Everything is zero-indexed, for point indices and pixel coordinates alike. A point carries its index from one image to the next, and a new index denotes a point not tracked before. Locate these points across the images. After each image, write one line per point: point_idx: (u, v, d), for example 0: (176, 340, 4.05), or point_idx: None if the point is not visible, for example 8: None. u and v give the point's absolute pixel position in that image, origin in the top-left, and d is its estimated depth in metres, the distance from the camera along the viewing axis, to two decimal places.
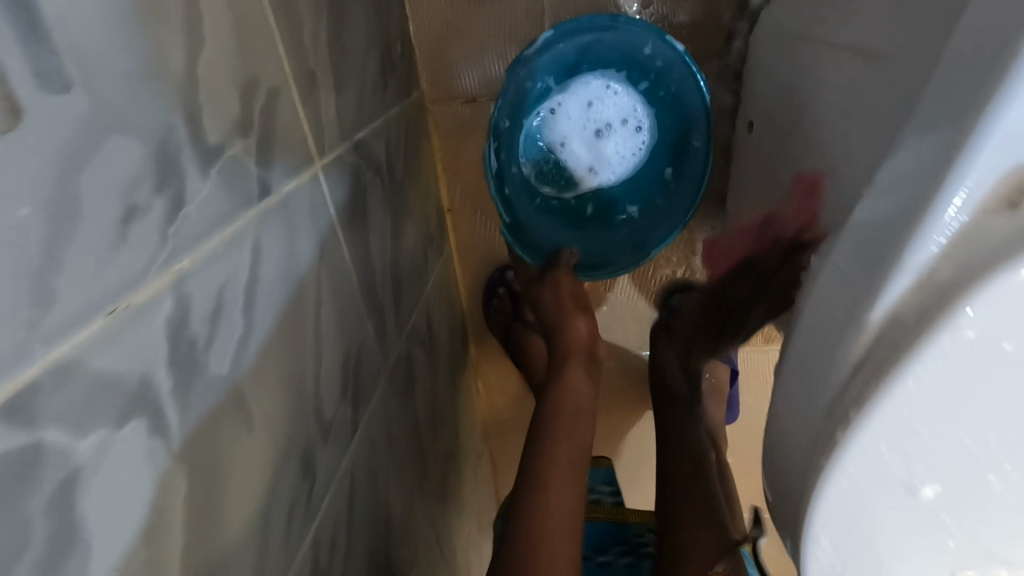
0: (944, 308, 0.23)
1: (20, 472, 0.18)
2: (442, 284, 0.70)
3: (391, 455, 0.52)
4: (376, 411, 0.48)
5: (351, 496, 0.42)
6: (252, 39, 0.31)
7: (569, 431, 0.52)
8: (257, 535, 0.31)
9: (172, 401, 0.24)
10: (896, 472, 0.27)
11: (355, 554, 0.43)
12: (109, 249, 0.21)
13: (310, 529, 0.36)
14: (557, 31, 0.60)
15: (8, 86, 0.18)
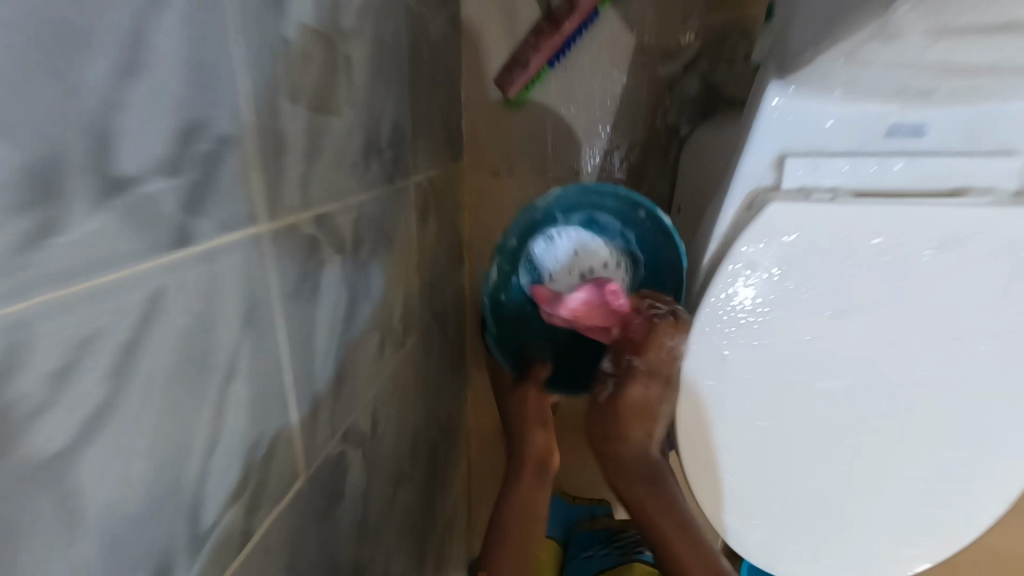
0: (727, 249, 0.56)
1: (312, 245, 0.41)
2: (456, 295, 0.93)
3: (416, 390, 0.72)
4: (413, 349, 0.69)
5: (393, 389, 0.62)
6: (398, 101, 0.59)
7: (522, 505, 0.62)
8: (358, 360, 0.51)
9: (348, 255, 0.48)
10: (718, 347, 0.57)
11: (389, 433, 0.61)
12: (348, 173, 0.47)
13: (375, 384, 0.56)
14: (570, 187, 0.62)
15: (340, 98, 0.45)
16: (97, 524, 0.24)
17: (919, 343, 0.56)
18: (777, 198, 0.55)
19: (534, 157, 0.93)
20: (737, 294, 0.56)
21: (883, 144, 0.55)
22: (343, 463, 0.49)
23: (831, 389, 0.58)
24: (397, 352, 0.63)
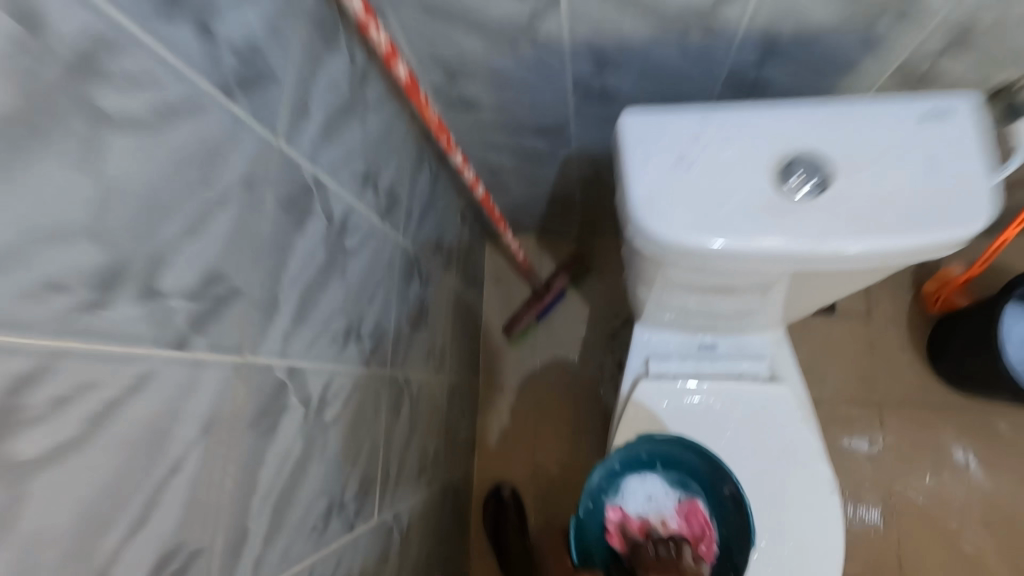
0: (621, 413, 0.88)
1: (400, 387, 0.82)
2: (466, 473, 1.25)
3: (434, 525, 1.00)
4: (435, 490, 1.00)
5: (420, 508, 0.91)
6: (444, 330, 1.06)
7: None
8: (407, 469, 0.85)
9: (411, 402, 0.87)
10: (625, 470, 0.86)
11: (415, 541, 0.89)
12: (417, 359, 0.90)
13: (412, 494, 0.87)
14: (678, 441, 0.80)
15: (420, 322, 0.91)
16: (324, 466, 0.58)
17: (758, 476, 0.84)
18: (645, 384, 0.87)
19: (529, 377, 1.37)
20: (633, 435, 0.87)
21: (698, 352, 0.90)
22: (391, 533, 0.78)
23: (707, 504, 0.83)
24: (426, 483, 0.95)
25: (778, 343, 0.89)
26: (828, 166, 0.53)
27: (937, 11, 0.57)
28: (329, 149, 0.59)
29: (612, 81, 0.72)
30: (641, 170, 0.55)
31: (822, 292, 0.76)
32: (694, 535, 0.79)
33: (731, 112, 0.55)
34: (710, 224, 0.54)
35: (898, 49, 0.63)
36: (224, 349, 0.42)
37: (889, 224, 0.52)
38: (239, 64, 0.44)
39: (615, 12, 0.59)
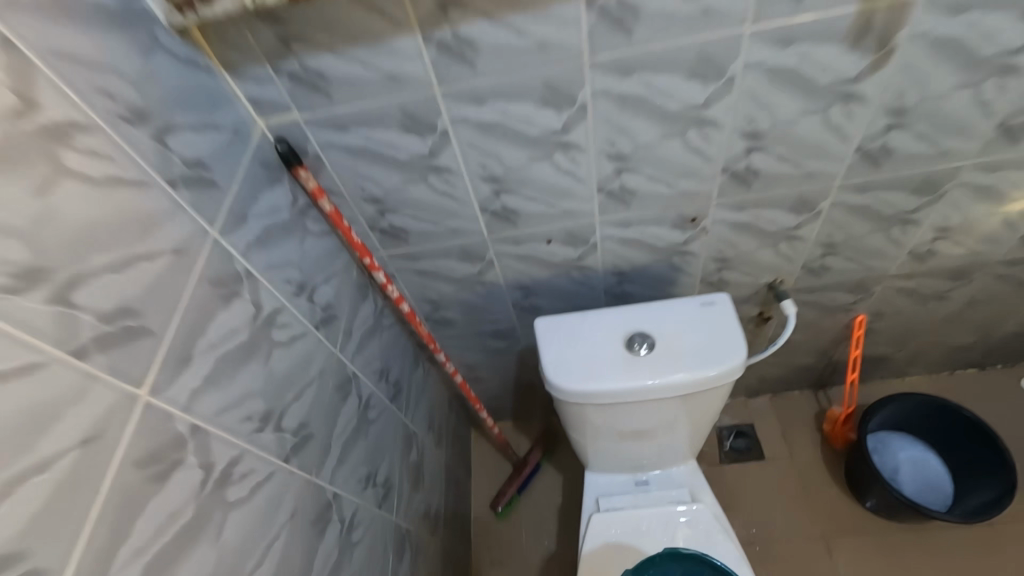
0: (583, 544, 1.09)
1: (402, 535, 1.05)
2: None
3: None
4: None
5: None
6: (438, 498, 1.30)
7: None
8: None
9: (411, 551, 1.09)
10: None
11: None
12: (416, 516, 1.14)
13: None
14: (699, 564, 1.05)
15: (417, 484, 1.18)
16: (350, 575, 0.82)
17: None
18: (599, 514, 1.11)
19: (517, 548, 1.53)
20: (595, 563, 1.06)
21: (636, 488, 1.16)
22: None
23: None
24: None
25: (693, 472, 1.16)
26: (651, 336, 0.92)
27: (701, 251, 1.03)
28: (361, 356, 0.98)
29: (536, 301, 1.16)
30: (548, 350, 0.93)
31: (701, 425, 1.07)
32: None
33: (595, 311, 0.96)
34: (591, 376, 0.89)
35: (694, 270, 1.08)
36: (303, 469, 0.73)
37: (691, 365, 0.88)
38: (321, 313, 0.85)
39: (524, 265, 1.05)
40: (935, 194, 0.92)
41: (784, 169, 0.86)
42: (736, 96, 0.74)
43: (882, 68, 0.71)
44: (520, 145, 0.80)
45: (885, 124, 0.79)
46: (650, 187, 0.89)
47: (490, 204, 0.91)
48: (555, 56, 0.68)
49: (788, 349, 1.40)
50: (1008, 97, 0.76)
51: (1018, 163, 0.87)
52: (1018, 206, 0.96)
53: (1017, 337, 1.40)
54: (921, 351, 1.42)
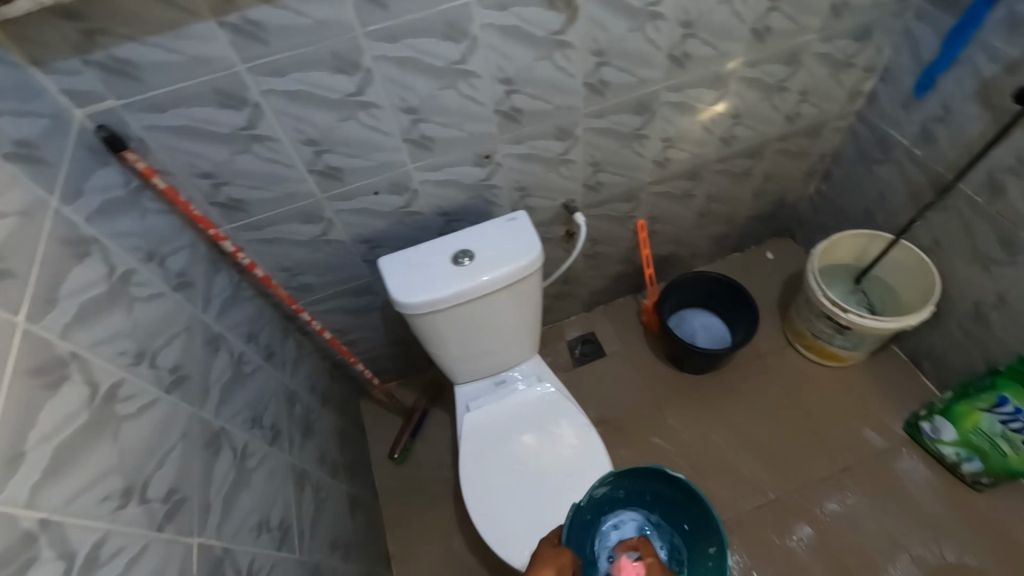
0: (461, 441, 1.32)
1: (302, 474, 1.18)
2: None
3: None
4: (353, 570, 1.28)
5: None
6: (334, 450, 1.44)
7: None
8: (320, 537, 1.16)
9: (315, 489, 1.22)
10: (475, 475, 1.26)
11: None
12: (314, 461, 1.28)
13: (328, 558, 1.17)
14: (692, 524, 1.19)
15: (309, 435, 1.31)
16: (252, 495, 0.95)
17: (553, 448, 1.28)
18: (470, 415, 1.35)
19: (421, 485, 1.70)
20: (472, 451, 1.29)
21: (498, 387, 1.40)
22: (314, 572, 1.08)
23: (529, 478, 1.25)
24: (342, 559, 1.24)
25: (540, 364, 1.43)
26: (470, 251, 1.16)
27: (503, 183, 1.30)
28: (225, 319, 1.09)
29: (383, 252, 1.34)
30: (393, 279, 1.13)
31: (532, 320, 1.34)
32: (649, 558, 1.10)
33: (426, 243, 1.18)
34: (431, 289, 1.11)
35: (503, 200, 1.34)
36: (187, 402, 0.85)
37: (503, 262, 1.14)
38: (177, 279, 0.96)
39: (363, 219, 1.23)
40: (650, 111, 1.27)
41: (539, 105, 1.14)
42: (482, 51, 0.99)
43: (576, 21, 1.01)
44: (327, 109, 0.98)
45: (595, 62, 1.10)
46: (444, 133, 1.12)
47: (316, 165, 1.07)
48: (334, 30, 0.87)
49: (602, 261, 1.75)
50: (663, 35, 1.11)
51: (692, 83, 1.25)
52: (707, 114, 1.35)
53: (754, 220, 1.89)
54: (696, 243, 1.86)
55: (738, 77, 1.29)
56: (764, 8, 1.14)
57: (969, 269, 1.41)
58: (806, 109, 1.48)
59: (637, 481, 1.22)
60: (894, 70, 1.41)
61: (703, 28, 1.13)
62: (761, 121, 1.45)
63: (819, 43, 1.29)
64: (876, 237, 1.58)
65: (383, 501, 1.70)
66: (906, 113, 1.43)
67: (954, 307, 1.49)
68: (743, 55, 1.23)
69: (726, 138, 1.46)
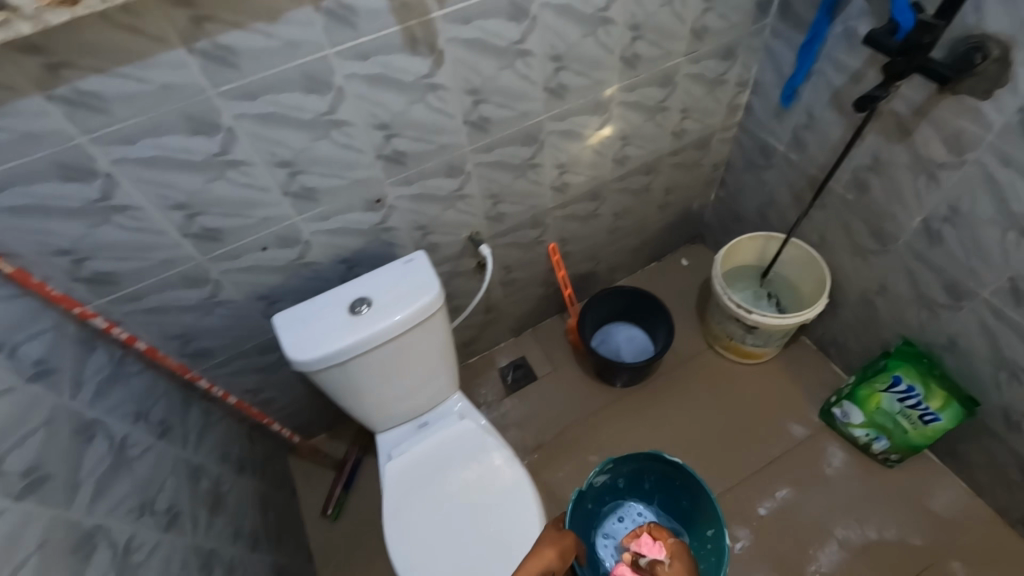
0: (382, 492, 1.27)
1: (208, 555, 1.11)
2: None
3: None
4: None
5: None
6: (253, 519, 1.36)
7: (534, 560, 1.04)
8: None
9: (226, 569, 1.15)
10: (397, 526, 1.22)
11: None
12: (225, 537, 1.20)
13: None
14: (688, 497, 1.48)
15: (219, 510, 1.23)
16: None
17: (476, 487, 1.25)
18: (390, 463, 1.31)
19: (358, 539, 1.63)
20: (394, 501, 1.25)
21: (420, 430, 1.37)
22: None
23: (453, 521, 1.21)
24: None
25: (462, 401, 1.41)
26: (368, 298, 1.14)
27: (400, 224, 1.28)
28: (103, 402, 1.01)
29: (283, 306, 1.29)
30: (288, 338, 1.08)
31: (446, 357, 1.33)
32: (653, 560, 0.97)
33: (320, 293, 1.15)
34: (330, 344, 1.08)
35: (404, 240, 1.33)
36: (46, 506, 0.78)
37: (402, 306, 1.12)
38: (34, 368, 0.88)
39: (254, 276, 1.19)
40: (537, 142, 1.30)
41: (422, 146, 1.14)
42: (350, 100, 0.99)
43: (444, 64, 1.02)
44: (191, 172, 0.95)
45: (471, 101, 1.12)
46: (327, 182, 1.10)
47: (190, 228, 1.03)
48: (181, 94, 0.84)
49: (521, 286, 1.76)
50: (535, 69, 1.14)
51: (574, 111, 1.29)
52: (595, 139, 1.40)
53: (664, 230, 1.97)
54: (612, 259, 1.91)
55: (618, 103, 1.34)
56: (628, 37, 1.19)
57: (852, 261, 1.51)
58: (690, 125, 1.55)
59: (637, 469, 1.52)
60: (763, 83, 1.51)
61: (573, 61, 1.17)
62: (650, 140, 1.51)
63: (688, 65, 1.36)
64: (772, 237, 1.68)
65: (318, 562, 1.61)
66: (779, 122, 1.52)
67: (846, 297, 1.59)
68: (618, 82, 1.28)
69: (619, 158, 1.51)
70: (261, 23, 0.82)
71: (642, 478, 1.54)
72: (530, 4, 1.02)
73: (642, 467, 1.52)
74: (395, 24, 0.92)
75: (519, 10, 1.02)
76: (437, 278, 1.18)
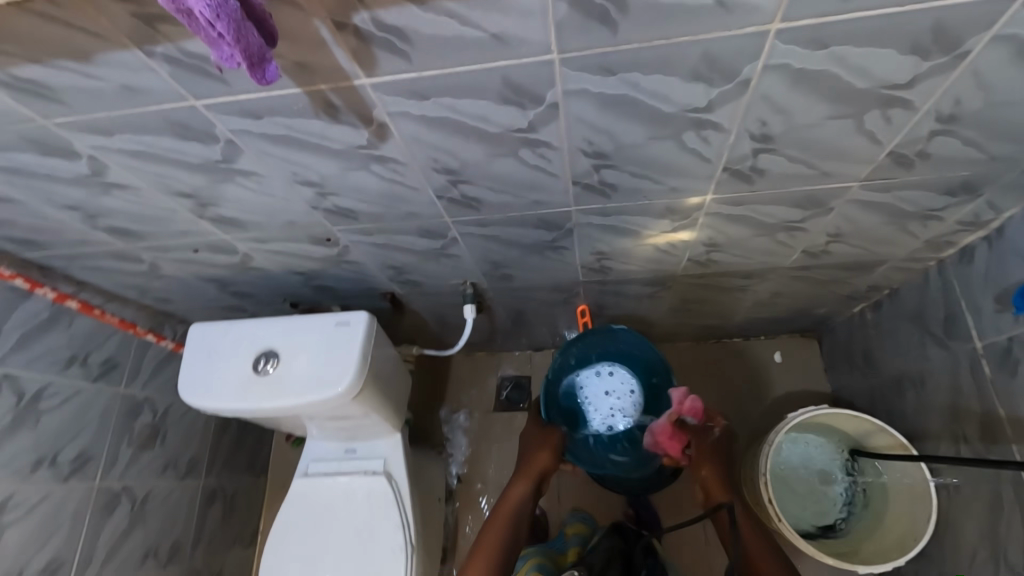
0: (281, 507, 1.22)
1: (111, 496, 1.18)
2: (242, 559, 1.54)
3: None
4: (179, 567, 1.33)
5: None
6: (202, 446, 1.44)
7: (507, 499, 1.02)
8: (129, 555, 1.21)
9: (136, 503, 1.23)
10: (279, 551, 1.17)
11: None
12: (152, 471, 1.28)
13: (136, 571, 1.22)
14: (640, 346, 1.28)
15: (155, 444, 1.30)
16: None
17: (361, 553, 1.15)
18: (300, 483, 1.23)
19: None
20: (287, 524, 1.19)
21: (345, 460, 1.26)
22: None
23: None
24: (162, 566, 1.29)
25: (396, 447, 1.26)
26: (277, 353, 0.96)
27: (364, 260, 1.02)
28: (22, 355, 1.01)
29: (239, 289, 1.16)
30: (190, 362, 0.98)
31: (378, 411, 1.15)
32: (669, 436, 1.03)
33: (238, 320, 0.99)
34: (219, 391, 0.96)
35: (372, 273, 1.08)
36: None
37: (305, 386, 0.94)
38: None
39: (194, 266, 1.05)
40: (563, 228, 0.88)
41: (376, 207, 0.82)
42: (251, 156, 0.68)
43: (391, 139, 0.65)
44: (69, 184, 0.76)
45: (445, 180, 0.74)
46: (251, 217, 0.85)
47: (97, 224, 0.88)
48: (6, 119, 0.62)
49: (542, 324, 1.45)
50: (554, 163, 0.69)
51: (628, 210, 0.82)
52: (661, 239, 0.92)
53: (761, 320, 1.43)
54: (673, 327, 1.47)
55: (709, 212, 0.83)
56: (747, 148, 0.66)
57: (978, 547, 0.97)
58: (840, 248, 0.97)
59: (589, 343, 1.29)
60: (1008, 239, 0.85)
61: (629, 162, 0.69)
62: (758, 252, 0.98)
63: (868, 192, 0.77)
64: (884, 431, 1.13)
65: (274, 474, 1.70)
66: (995, 309, 0.89)
67: (944, 566, 1.07)
68: (714, 192, 0.77)
69: (702, 259, 1.01)
70: (71, 62, 0.53)
71: (594, 353, 1.29)
72: (546, 88, 0.56)
73: (583, 340, 1.29)
74: (294, 87, 0.56)
75: (517, 91, 0.57)
76: (361, 363, 0.96)
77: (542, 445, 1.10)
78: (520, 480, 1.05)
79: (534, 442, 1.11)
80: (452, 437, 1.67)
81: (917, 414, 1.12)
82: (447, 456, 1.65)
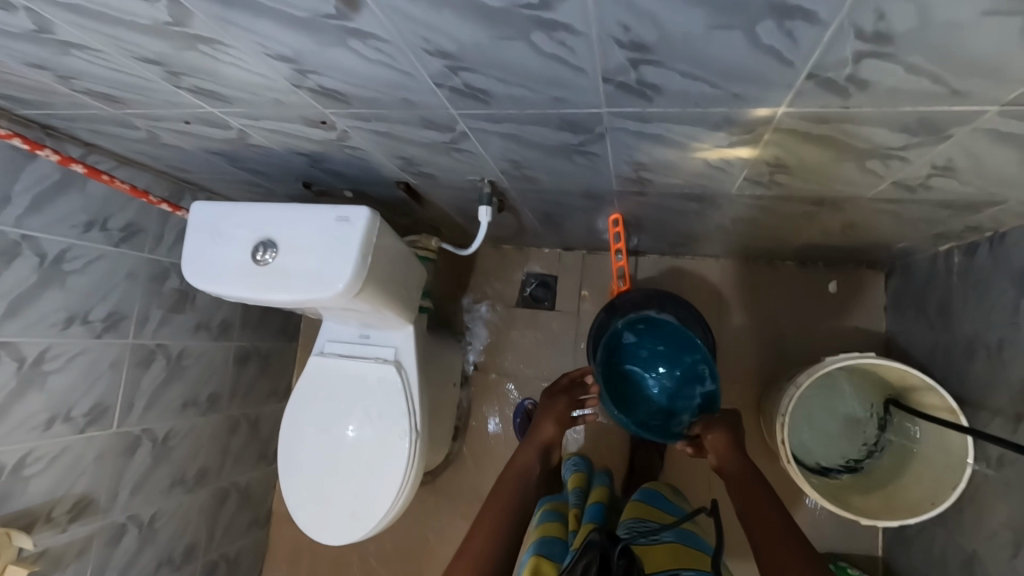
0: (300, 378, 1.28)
1: (146, 352, 1.26)
2: (277, 408, 1.70)
3: (218, 439, 1.48)
4: (219, 414, 1.48)
5: (193, 428, 1.40)
6: (231, 311, 1.50)
7: (513, 471, 0.96)
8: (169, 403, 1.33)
9: (170, 358, 1.32)
10: (298, 419, 1.26)
11: (183, 445, 1.37)
12: (183, 331, 1.35)
13: (178, 414, 1.35)
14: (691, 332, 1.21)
15: (184, 308, 1.35)
16: (45, 393, 1.06)
17: (371, 432, 1.21)
18: (316, 360, 1.28)
19: None
20: (305, 395, 1.26)
21: (358, 345, 1.28)
22: (145, 433, 1.27)
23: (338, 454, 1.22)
24: (203, 412, 1.42)
25: (408, 337, 1.26)
26: (276, 243, 0.91)
27: (368, 147, 0.90)
28: (39, 217, 1.02)
29: (246, 164, 1.09)
30: (194, 242, 0.95)
31: (387, 305, 1.11)
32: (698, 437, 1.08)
33: (239, 203, 0.94)
34: (221, 274, 0.93)
35: (381, 161, 0.97)
36: None
37: (302, 277, 0.90)
38: None
39: (192, 137, 0.97)
40: (592, 133, 0.73)
41: (367, 91, 0.68)
42: (207, 20, 0.56)
43: (366, 9, 0.50)
44: (24, 41, 0.67)
45: (443, 65, 0.59)
46: (231, 92, 0.74)
47: (76, 86, 0.80)
48: None
49: (573, 228, 1.33)
50: (579, 53, 0.53)
51: (674, 118, 0.65)
52: (712, 153, 0.75)
53: (824, 249, 1.25)
54: (719, 245, 1.32)
55: (781, 127, 0.64)
56: (849, 50, 0.47)
57: (1002, 527, 0.90)
58: (944, 183, 0.76)
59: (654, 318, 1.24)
60: None
61: (678, 58, 0.52)
62: (834, 178, 0.79)
63: (1009, 121, 0.56)
64: (935, 391, 1.00)
65: (304, 339, 1.78)
66: None
67: (958, 530, 1.01)
68: (791, 105, 0.58)
69: (760, 180, 0.83)
70: None
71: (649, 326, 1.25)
72: None
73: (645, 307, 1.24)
74: None
75: None
76: (360, 261, 0.90)
77: (548, 417, 1.09)
78: (523, 453, 1.01)
79: (542, 416, 1.10)
80: (473, 326, 1.67)
81: (981, 380, 0.99)
82: (466, 343, 1.67)
